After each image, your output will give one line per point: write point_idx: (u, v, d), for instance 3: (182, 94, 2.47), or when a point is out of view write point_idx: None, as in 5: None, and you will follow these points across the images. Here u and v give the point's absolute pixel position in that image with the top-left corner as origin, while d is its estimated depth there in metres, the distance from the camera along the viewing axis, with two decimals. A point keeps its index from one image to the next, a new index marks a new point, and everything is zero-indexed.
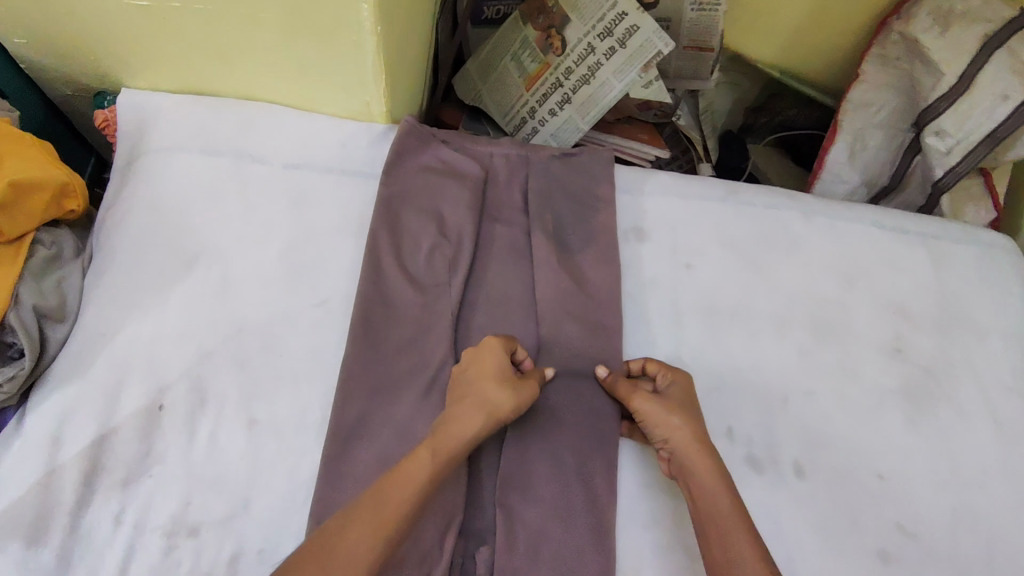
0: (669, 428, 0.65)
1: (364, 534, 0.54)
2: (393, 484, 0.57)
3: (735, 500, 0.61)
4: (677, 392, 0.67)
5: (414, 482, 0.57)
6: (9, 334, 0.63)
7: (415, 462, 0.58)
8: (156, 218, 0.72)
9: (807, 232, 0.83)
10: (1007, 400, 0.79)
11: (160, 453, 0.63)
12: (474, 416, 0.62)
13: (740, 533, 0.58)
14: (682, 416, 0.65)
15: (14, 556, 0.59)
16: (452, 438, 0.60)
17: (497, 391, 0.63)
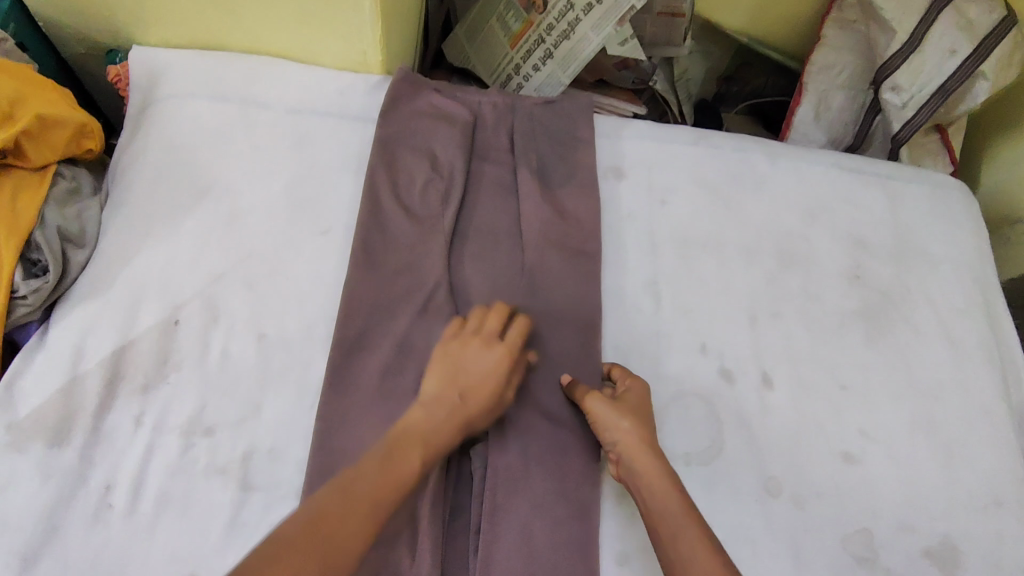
0: (618, 435, 0.67)
1: (357, 527, 0.56)
2: (386, 478, 0.59)
3: (684, 502, 0.63)
4: (632, 397, 0.70)
5: (406, 477, 0.60)
6: (34, 250, 0.69)
7: (405, 457, 0.61)
8: (169, 157, 0.78)
9: (772, 172, 0.90)
10: (961, 321, 0.86)
11: (176, 362, 0.68)
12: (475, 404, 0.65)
13: (689, 534, 0.60)
14: (631, 421, 0.68)
15: (42, 452, 0.64)
16: (454, 429, 0.64)
17: (496, 378, 0.67)
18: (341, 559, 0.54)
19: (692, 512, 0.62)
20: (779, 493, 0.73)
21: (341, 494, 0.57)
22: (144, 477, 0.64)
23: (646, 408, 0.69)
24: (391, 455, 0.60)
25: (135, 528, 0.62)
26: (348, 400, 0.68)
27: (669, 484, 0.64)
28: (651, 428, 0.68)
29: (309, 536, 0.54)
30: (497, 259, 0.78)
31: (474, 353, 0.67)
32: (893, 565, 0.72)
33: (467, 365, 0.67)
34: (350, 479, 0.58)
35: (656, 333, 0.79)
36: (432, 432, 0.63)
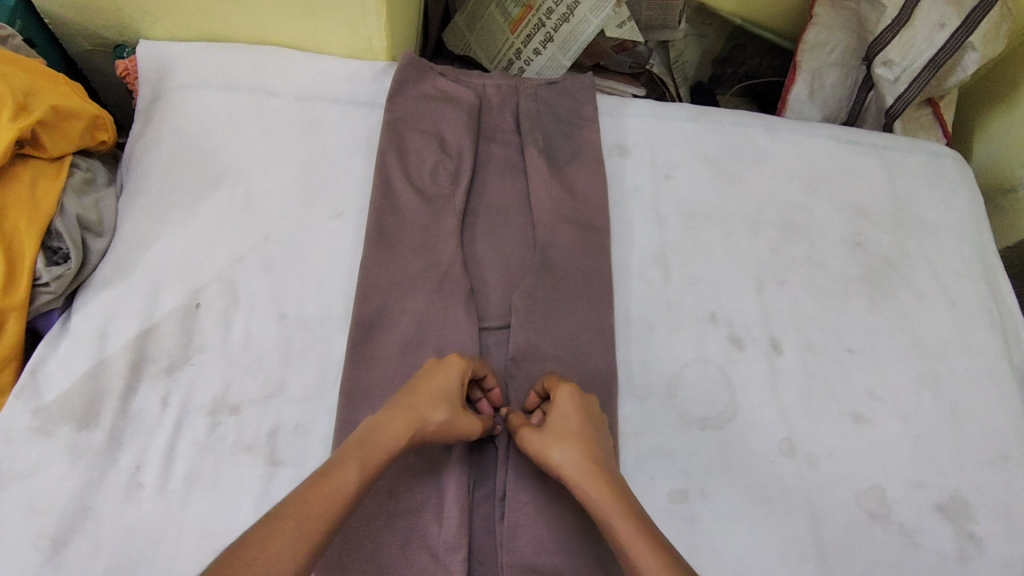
0: (557, 457, 0.62)
1: (287, 547, 0.50)
2: (318, 494, 0.53)
3: (636, 517, 0.57)
4: (564, 413, 0.65)
5: (343, 492, 0.54)
6: (55, 238, 0.70)
7: (343, 471, 0.55)
8: (183, 146, 0.79)
9: (771, 145, 0.92)
10: (961, 284, 0.88)
11: (199, 344, 0.69)
12: (403, 426, 0.60)
13: (643, 550, 0.55)
14: (567, 440, 0.63)
15: (70, 435, 0.65)
16: (380, 448, 0.58)
17: (435, 408, 0.62)
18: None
19: (647, 525, 0.57)
20: (793, 453, 0.75)
21: (274, 517, 0.51)
22: (173, 456, 0.65)
23: (587, 421, 0.65)
24: (329, 469, 0.55)
25: (166, 506, 0.63)
26: (370, 375, 0.70)
27: (619, 497, 0.59)
28: (592, 443, 0.63)
29: (238, 561, 0.48)
30: (508, 237, 0.80)
31: (425, 380, 0.64)
32: (905, 519, 0.74)
33: (414, 390, 0.63)
34: (286, 502, 0.53)
35: (666, 303, 0.80)
36: (364, 447, 0.57)
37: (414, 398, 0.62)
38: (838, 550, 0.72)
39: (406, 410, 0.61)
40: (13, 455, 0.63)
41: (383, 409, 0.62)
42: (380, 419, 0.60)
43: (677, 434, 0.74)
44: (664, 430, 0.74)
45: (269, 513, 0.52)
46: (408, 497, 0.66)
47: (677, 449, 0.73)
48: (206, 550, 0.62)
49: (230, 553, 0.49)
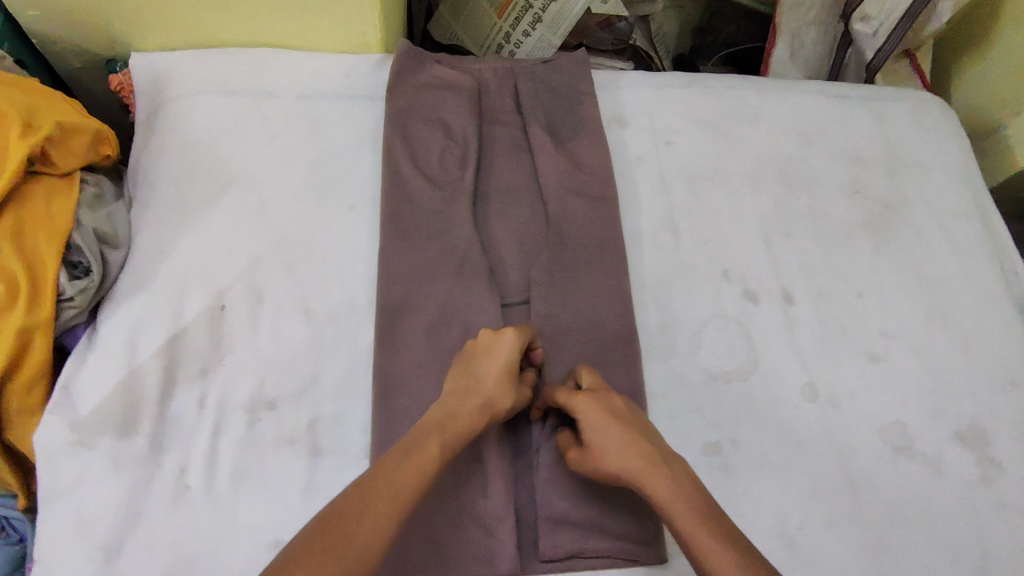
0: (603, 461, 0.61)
1: (381, 523, 0.54)
2: (406, 471, 0.57)
3: (692, 506, 0.57)
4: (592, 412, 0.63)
5: (429, 468, 0.57)
6: (74, 253, 0.70)
7: (426, 451, 0.58)
8: (189, 153, 0.79)
9: (764, 104, 0.94)
10: (959, 221, 0.91)
11: (230, 344, 0.70)
12: (478, 410, 0.63)
13: (706, 544, 0.55)
14: (608, 443, 0.61)
15: (111, 445, 0.65)
16: (459, 429, 0.61)
17: (503, 391, 0.64)
18: (367, 554, 0.52)
19: (708, 511, 0.57)
20: (816, 397, 0.78)
21: (365, 492, 0.55)
22: (216, 455, 0.66)
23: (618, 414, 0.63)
24: (412, 448, 0.58)
25: (215, 505, 0.64)
26: (402, 361, 0.71)
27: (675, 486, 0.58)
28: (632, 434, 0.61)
29: (335, 534, 0.52)
30: (520, 215, 0.81)
31: (492, 359, 0.65)
32: (928, 449, 0.77)
33: (483, 370, 0.65)
34: (372, 477, 0.56)
35: (679, 265, 0.82)
36: (445, 430, 0.60)
37: (482, 380, 0.64)
38: (868, 484, 0.74)
39: (477, 395, 0.63)
40: (56, 470, 0.64)
41: (452, 391, 0.64)
42: (450, 406, 0.63)
43: (704, 389, 0.76)
44: (691, 386, 0.76)
45: (354, 489, 0.56)
46: (452, 474, 0.67)
47: (705, 403, 0.75)
48: (260, 543, 0.63)
49: (325, 526, 0.53)
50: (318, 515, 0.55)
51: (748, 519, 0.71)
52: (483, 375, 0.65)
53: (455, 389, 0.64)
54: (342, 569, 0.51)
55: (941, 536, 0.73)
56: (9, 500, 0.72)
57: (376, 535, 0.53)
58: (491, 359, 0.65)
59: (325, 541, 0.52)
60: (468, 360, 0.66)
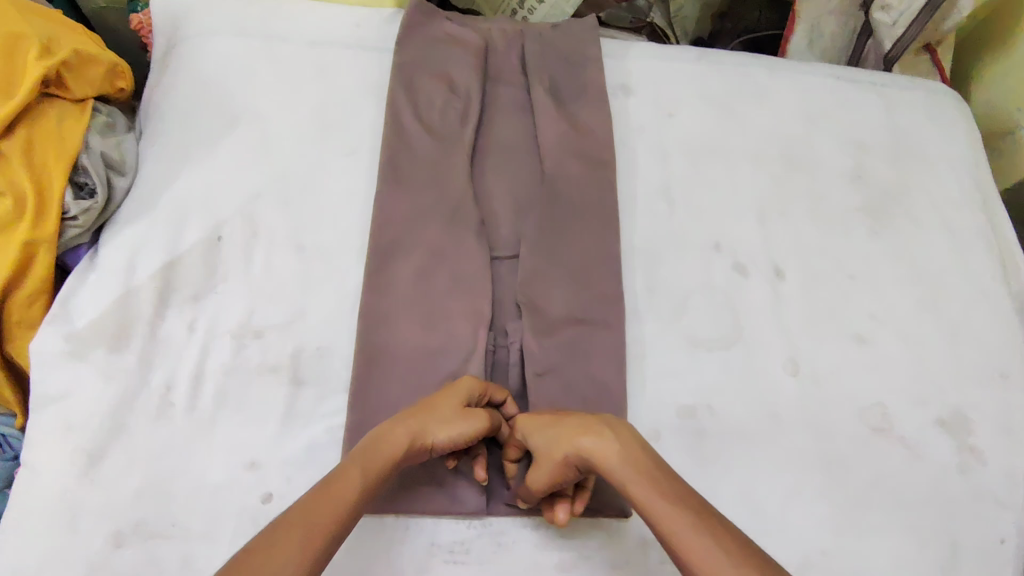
0: (559, 456, 0.59)
1: (292, 547, 0.49)
2: (325, 499, 0.53)
3: (652, 478, 0.55)
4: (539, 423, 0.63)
5: (348, 498, 0.54)
6: (81, 174, 0.73)
7: (344, 479, 0.55)
8: (199, 89, 0.81)
9: (772, 84, 0.94)
10: (960, 213, 0.90)
11: (223, 273, 0.72)
12: (402, 433, 0.60)
13: (670, 516, 0.52)
14: (555, 442, 0.60)
15: (102, 357, 0.67)
16: (382, 454, 0.58)
17: (436, 422, 0.61)
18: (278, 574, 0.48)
19: (673, 485, 0.55)
20: (797, 371, 0.78)
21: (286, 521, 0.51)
22: (201, 377, 0.68)
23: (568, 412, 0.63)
24: (331, 478, 0.55)
25: (197, 423, 0.66)
26: (388, 301, 0.72)
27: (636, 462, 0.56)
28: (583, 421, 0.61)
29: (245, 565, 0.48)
30: (516, 172, 0.82)
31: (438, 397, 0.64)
32: (907, 433, 0.77)
33: (425, 404, 0.63)
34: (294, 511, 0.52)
35: (671, 234, 0.83)
36: (367, 452, 0.58)
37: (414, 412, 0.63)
38: (842, 462, 0.75)
39: (409, 423, 0.61)
40: (49, 377, 0.66)
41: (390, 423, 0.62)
42: (381, 435, 0.60)
43: (684, 355, 0.76)
44: (671, 351, 0.77)
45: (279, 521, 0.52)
46: None
47: (684, 368, 0.76)
48: (236, 462, 0.65)
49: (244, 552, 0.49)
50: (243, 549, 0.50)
51: (717, 484, 0.71)
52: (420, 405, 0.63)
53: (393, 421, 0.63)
54: None
55: (912, 518, 0.73)
56: (7, 417, 0.74)
57: (292, 559, 0.49)
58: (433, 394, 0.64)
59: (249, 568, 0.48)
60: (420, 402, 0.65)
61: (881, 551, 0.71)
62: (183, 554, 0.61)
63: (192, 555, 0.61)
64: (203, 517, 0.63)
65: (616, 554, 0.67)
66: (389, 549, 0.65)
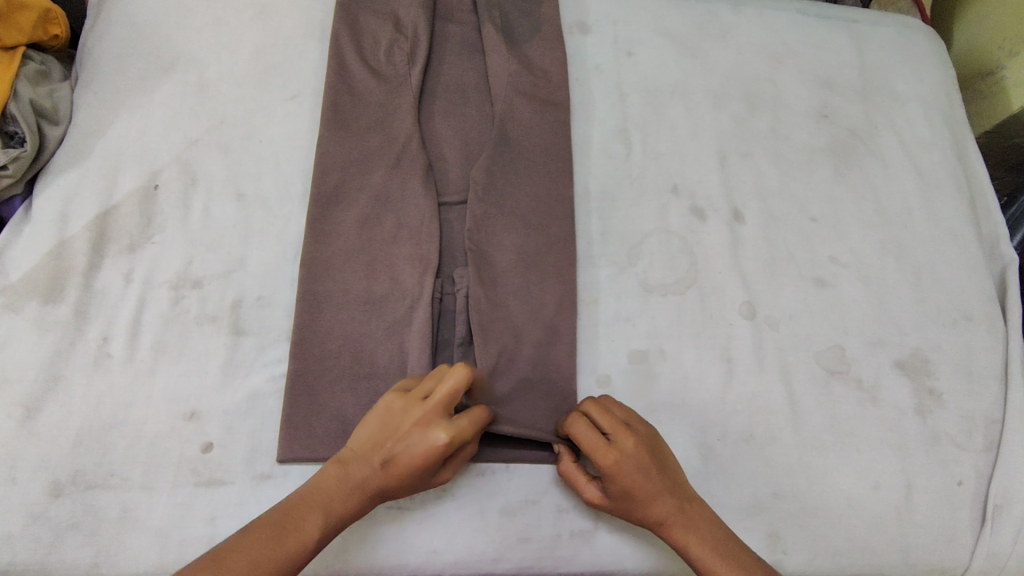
0: (642, 513, 0.60)
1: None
2: (282, 548, 0.53)
3: (733, 553, 0.59)
4: (630, 467, 0.59)
5: (301, 551, 0.54)
6: (10, 123, 0.70)
7: (304, 528, 0.55)
8: (134, 33, 0.78)
9: (737, 20, 0.91)
10: (929, 152, 0.87)
11: (160, 223, 0.70)
12: (366, 488, 0.57)
13: None
14: (642, 491, 0.59)
15: (36, 310, 0.66)
16: (345, 505, 0.57)
17: (406, 477, 0.57)
18: None
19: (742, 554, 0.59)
20: (754, 315, 0.76)
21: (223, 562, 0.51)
22: (139, 327, 0.67)
23: (646, 445, 0.61)
24: (294, 523, 0.55)
25: (134, 374, 0.65)
26: (330, 249, 0.71)
27: (693, 517, 0.60)
28: (657, 471, 0.60)
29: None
30: (466, 115, 0.80)
31: (412, 448, 0.56)
32: (864, 376, 0.76)
33: (398, 453, 0.57)
34: (232, 550, 0.52)
35: (627, 176, 0.80)
36: (331, 505, 0.56)
37: (378, 448, 0.57)
38: (796, 405, 0.74)
39: (376, 473, 0.57)
40: None
41: (359, 454, 0.58)
42: (343, 474, 0.57)
43: (637, 299, 0.75)
44: (624, 296, 0.75)
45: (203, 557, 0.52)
46: (370, 361, 0.67)
47: (636, 314, 0.74)
48: (175, 412, 0.64)
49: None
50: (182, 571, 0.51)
51: (667, 429, 0.70)
52: (390, 445, 0.57)
53: (356, 449, 0.58)
54: None
55: (866, 460, 0.73)
56: None
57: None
58: (404, 427, 0.57)
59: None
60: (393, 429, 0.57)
61: (833, 493, 0.71)
62: (123, 504, 0.61)
63: (131, 504, 0.61)
64: (143, 467, 0.62)
65: (562, 498, 0.66)
66: None
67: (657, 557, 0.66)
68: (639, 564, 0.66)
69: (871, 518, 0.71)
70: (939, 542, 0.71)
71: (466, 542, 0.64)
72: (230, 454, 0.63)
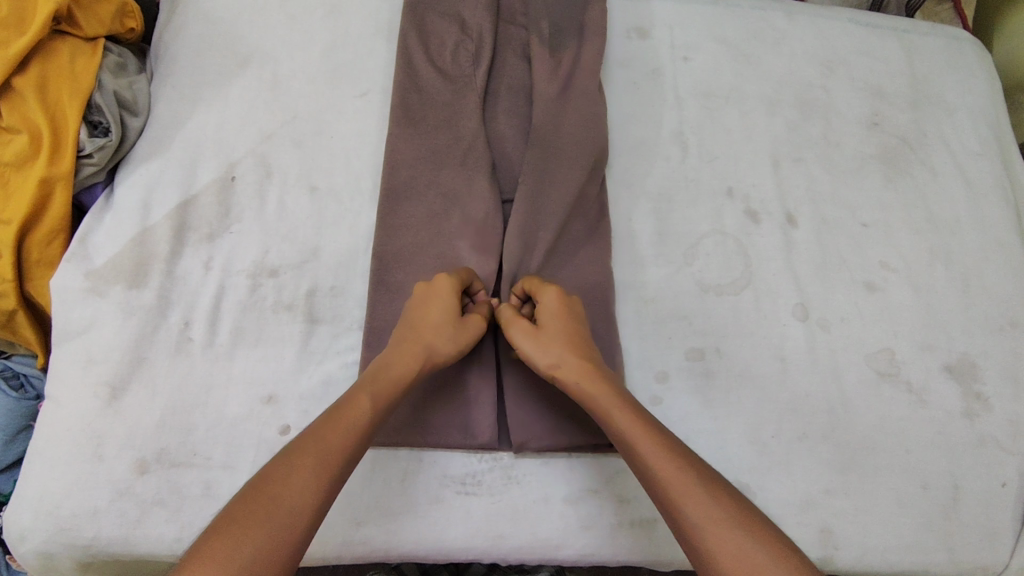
0: (563, 340, 0.63)
1: (307, 474, 0.49)
2: (334, 427, 0.53)
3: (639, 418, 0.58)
4: (552, 316, 0.65)
5: (358, 426, 0.54)
6: (94, 112, 0.72)
7: (355, 407, 0.55)
8: (210, 30, 0.81)
9: (790, 28, 0.92)
10: (976, 162, 0.89)
11: (238, 213, 0.73)
12: (407, 357, 0.60)
13: (656, 456, 0.54)
14: (558, 339, 0.63)
15: (120, 294, 0.68)
16: (387, 381, 0.58)
17: (441, 333, 0.62)
18: (308, 506, 0.48)
19: (655, 428, 0.57)
20: (806, 317, 0.78)
21: (292, 455, 0.50)
22: (219, 313, 0.69)
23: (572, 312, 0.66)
24: (341, 406, 0.55)
25: (214, 359, 0.67)
26: (399, 243, 0.73)
27: (659, 443, 0.55)
28: (575, 332, 0.65)
29: (260, 495, 0.48)
30: (528, 116, 0.82)
31: (424, 307, 0.64)
32: (913, 378, 0.78)
33: (416, 317, 0.63)
34: (291, 447, 0.51)
35: (684, 178, 0.82)
36: (374, 380, 0.57)
37: (423, 322, 0.63)
38: (848, 405, 0.76)
39: (410, 343, 0.61)
40: (69, 313, 0.67)
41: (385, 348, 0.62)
42: (372, 365, 0.60)
43: (694, 298, 0.77)
44: (681, 294, 0.77)
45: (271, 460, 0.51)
46: None
47: (694, 312, 0.76)
48: (254, 396, 0.67)
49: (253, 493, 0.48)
50: (252, 480, 0.49)
51: (723, 425, 0.72)
52: (434, 318, 0.63)
53: (397, 336, 0.62)
54: (267, 533, 0.46)
55: (915, 461, 0.75)
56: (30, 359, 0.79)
57: (307, 491, 0.49)
58: (413, 298, 0.65)
59: (241, 513, 0.46)
60: (405, 311, 0.65)
61: (882, 491, 0.73)
62: (205, 482, 0.64)
63: (213, 482, 0.64)
64: (224, 447, 0.65)
65: (623, 488, 0.69)
66: (404, 480, 0.67)
67: None
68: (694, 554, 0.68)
69: (921, 517, 0.72)
70: (986, 543, 0.73)
71: (532, 528, 0.66)
72: None
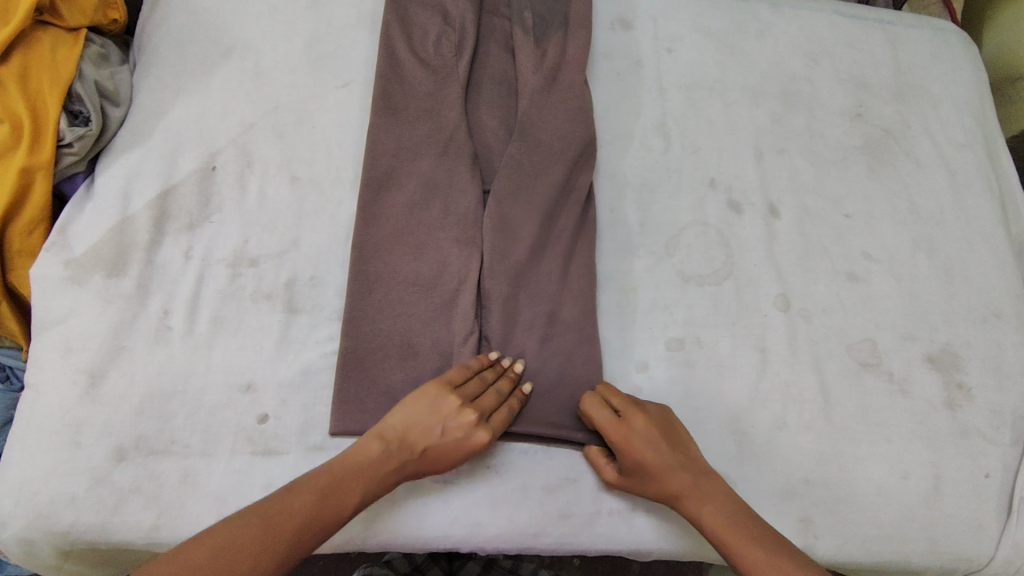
0: (656, 464, 0.63)
1: (278, 550, 0.52)
2: (327, 507, 0.56)
3: (752, 533, 0.60)
4: (641, 440, 0.63)
5: (343, 514, 0.57)
6: (75, 102, 0.72)
7: (348, 496, 0.57)
8: (193, 20, 0.81)
9: (774, 19, 0.92)
10: (961, 153, 0.89)
11: (219, 203, 0.73)
12: (390, 475, 0.60)
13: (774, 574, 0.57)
14: (655, 463, 0.63)
15: (99, 282, 0.69)
16: (369, 481, 0.59)
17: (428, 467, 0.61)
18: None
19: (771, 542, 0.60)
20: (787, 307, 0.78)
21: (278, 520, 0.53)
22: (198, 301, 0.69)
23: (655, 422, 0.65)
24: (335, 489, 0.57)
25: (193, 347, 0.68)
26: (379, 232, 0.73)
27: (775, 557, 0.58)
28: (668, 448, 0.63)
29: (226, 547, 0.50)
30: (511, 107, 0.82)
31: (441, 446, 0.61)
32: (895, 369, 0.78)
33: (427, 448, 0.61)
34: (281, 510, 0.54)
35: (666, 169, 0.82)
36: (361, 474, 0.58)
37: (427, 455, 0.61)
38: (828, 395, 0.76)
39: (402, 464, 0.60)
40: (49, 301, 0.68)
41: (384, 441, 0.60)
42: (362, 454, 0.59)
43: (674, 288, 0.77)
44: (662, 285, 0.77)
45: (254, 513, 0.53)
46: (420, 342, 0.69)
47: (674, 302, 0.76)
48: (233, 384, 0.67)
49: (216, 553, 0.50)
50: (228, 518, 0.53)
51: (703, 415, 0.72)
52: (434, 440, 0.60)
53: (397, 434, 0.61)
54: None
55: (896, 450, 0.75)
56: (14, 351, 0.79)
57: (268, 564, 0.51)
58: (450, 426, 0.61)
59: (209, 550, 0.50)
60: (425, 422, 0.61)
61: (863, 481, 0.73)
62: (183, 469, 0.64)
63: (192, 470, 0.64)
64: (202, 435, 0.65)
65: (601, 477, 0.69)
66: None
67: (689, 537, 0.69)
68: (672, 543, 0.68)
69: (901, 505, 0.72)
70: (967, 532, 0.72)
71: (509, 517, 0.66)
72: (283, 425, 0.66)
